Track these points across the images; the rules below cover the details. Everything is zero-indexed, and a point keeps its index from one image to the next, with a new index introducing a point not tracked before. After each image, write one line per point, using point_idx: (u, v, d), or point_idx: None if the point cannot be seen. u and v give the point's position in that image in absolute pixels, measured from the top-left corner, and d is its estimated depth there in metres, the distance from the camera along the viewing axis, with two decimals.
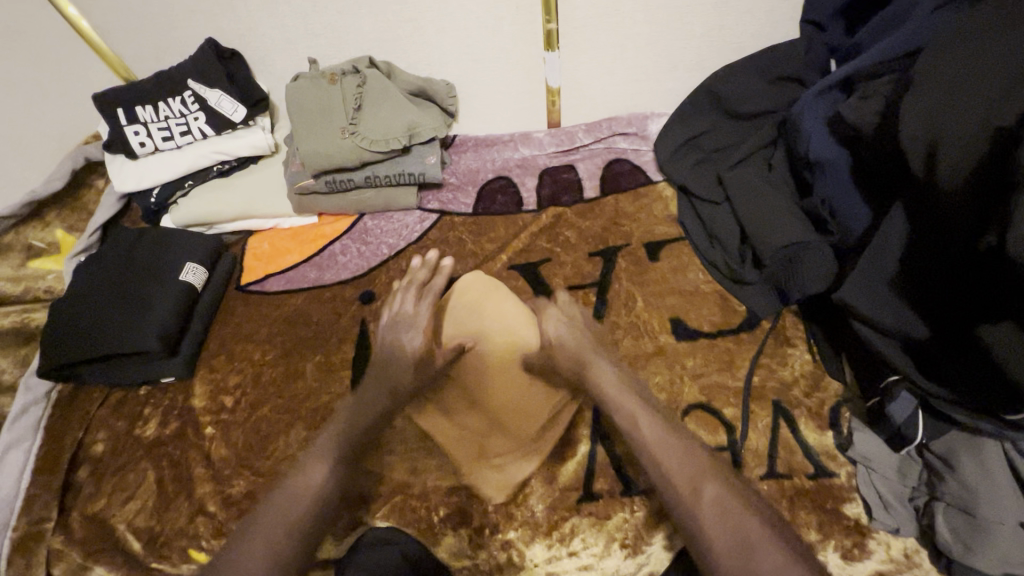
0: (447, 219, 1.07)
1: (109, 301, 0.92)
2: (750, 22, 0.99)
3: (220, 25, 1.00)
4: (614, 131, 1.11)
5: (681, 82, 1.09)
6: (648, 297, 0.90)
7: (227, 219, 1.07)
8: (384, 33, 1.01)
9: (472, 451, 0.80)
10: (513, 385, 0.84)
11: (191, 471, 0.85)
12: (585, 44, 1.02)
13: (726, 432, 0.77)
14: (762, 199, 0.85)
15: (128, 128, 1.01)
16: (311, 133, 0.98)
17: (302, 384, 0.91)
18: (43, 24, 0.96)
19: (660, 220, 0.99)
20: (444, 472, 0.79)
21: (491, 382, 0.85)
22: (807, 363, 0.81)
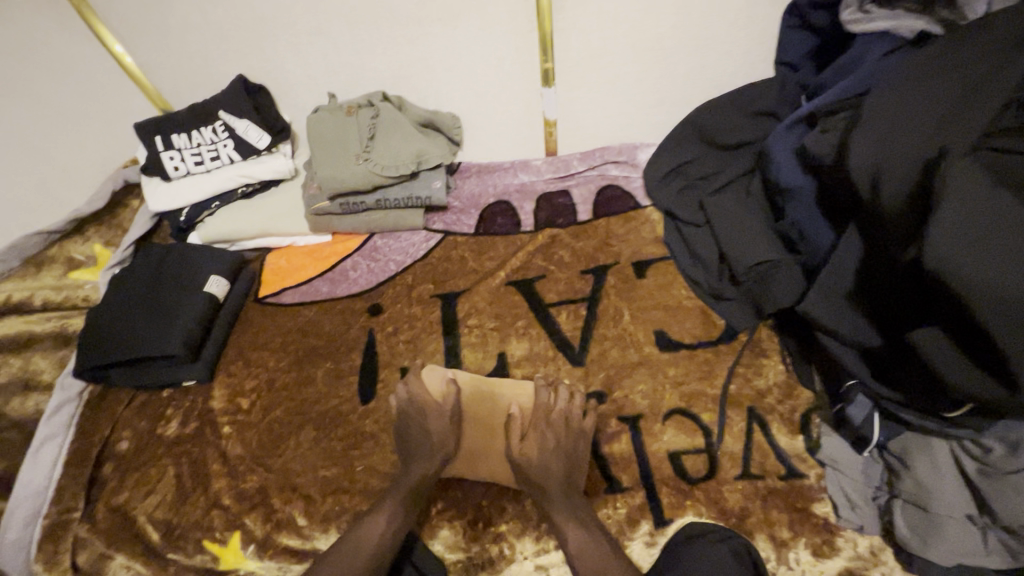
0: (450, 238, 1.15)
1: (139, 310, 1.01)
2: (730, 62, 1.09)
3: (250, 63, 1.11)
4: (606, 159, 1.20)
5: (668, 115, 1.19)
6: (635, 312, 0.97)
7: (248, 236, 1.17)
8: (398, 71, 1.12)
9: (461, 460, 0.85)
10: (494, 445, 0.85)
11: (208, 468, 0.92)
12: (579, 81, 1.12)
13: (704, 435, 0.82)
14: (737, 221, 0.93)
15: (164, 153, 1.11)
16: (328, 159, 1.07)
17: (313, 389, 0.98)
18: (94, 61, 1.08)
19: (647, 242, 1.07)
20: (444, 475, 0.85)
21: (486, 415, 0.88)
22: (781, 373, 0.87)
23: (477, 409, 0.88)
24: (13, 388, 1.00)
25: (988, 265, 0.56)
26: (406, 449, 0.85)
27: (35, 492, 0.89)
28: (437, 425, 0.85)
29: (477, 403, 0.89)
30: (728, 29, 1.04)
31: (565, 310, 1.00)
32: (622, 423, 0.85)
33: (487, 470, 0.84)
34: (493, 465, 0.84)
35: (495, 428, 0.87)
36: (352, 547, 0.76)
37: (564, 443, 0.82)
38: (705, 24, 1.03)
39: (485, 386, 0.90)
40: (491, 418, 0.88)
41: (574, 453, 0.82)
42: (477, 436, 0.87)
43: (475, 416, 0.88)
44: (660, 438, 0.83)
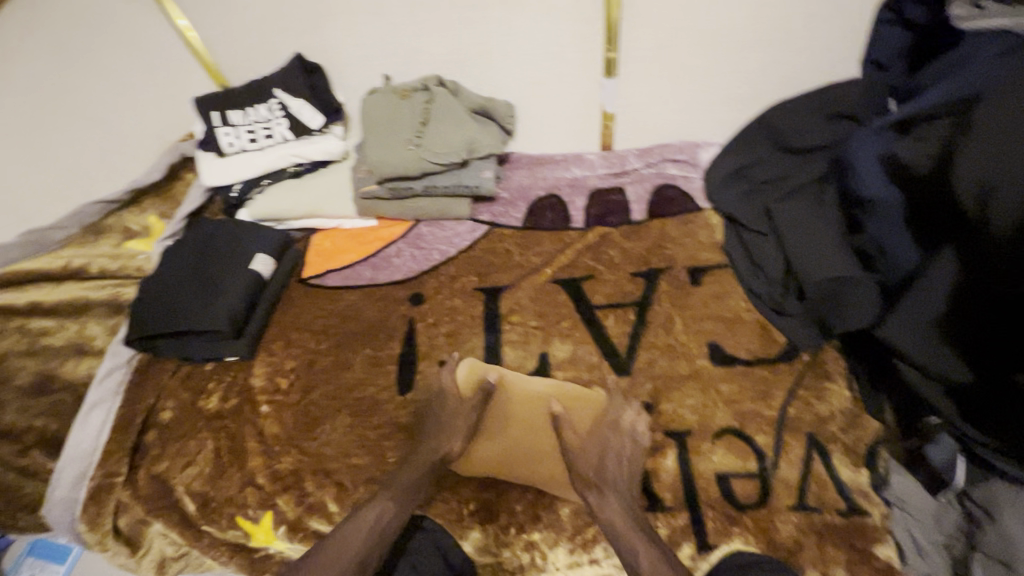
0: (496, 230, 1.12)
1: (187, 283, 1.02)
2: (808, 58, 1.02)
3: (308, 41, 1.11)
4: (665, 157, 1.14)
5: (735, 114, 1.11)
6: (687, 321, 0.92)
7: (295, 216, 1.17)
8: (455, 55, 1.10)
9: (492, 453, 0.83)
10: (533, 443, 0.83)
11: (245, 445, 0.92)
12: (643, 73, 1.07)
13: (757, 459, 0.77)
14: (811, 231, 0.86)
15: (221, 129, 1.13)
16: (380, 142, 1.06)
17: (351, 374, 0.97)
18: (160, 34, 1.10)
19: (704, 247, 1.01)
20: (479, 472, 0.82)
21: (528, 411, 0.86)
22: (845, 400, 0.80)
23: (516, 407, 0.87)
24: (66, 351, 1.00)
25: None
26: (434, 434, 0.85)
27: (83, 455, 0.91)
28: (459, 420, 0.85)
29: (514, 396, 0.88)
30: (807, 23, 0.97)
31: (613, 313, 0.96)
32: (667, 438, 0.81)
33: (523, 469, 0.81)
34: (542, 468, 0.81)
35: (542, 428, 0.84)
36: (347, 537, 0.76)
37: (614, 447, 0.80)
38: (781, 16, 0.97)
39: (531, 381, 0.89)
40: (530, 416, 0.86)
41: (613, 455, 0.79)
42: (514, 430, 0.85)
43: (514, 414, 0.87)
44: (708, 459, 0.78)
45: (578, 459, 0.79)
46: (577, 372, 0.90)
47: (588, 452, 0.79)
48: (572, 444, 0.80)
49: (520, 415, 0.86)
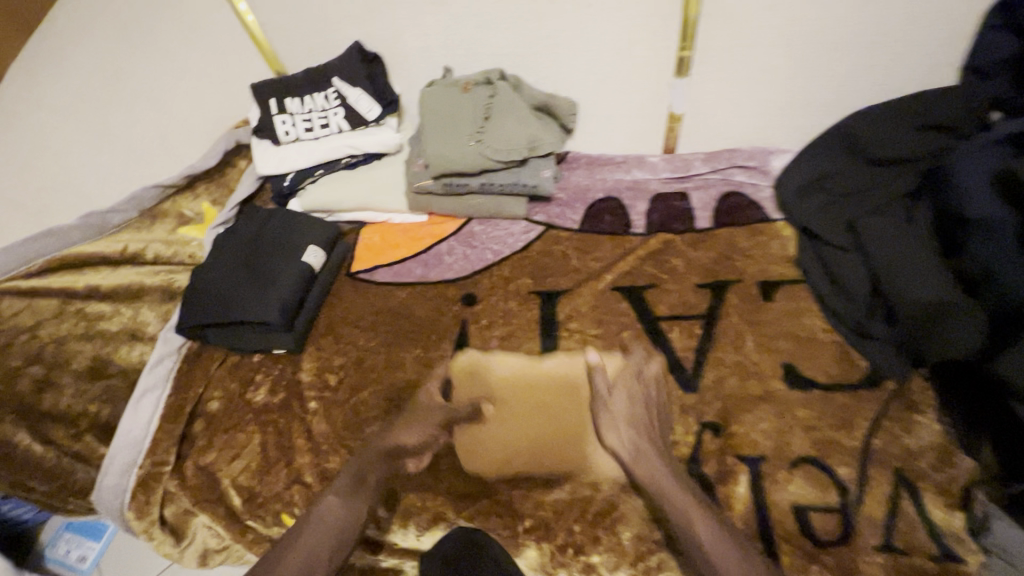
0: (553, 232, 1.08)
1: (239, 273, 1.00)
2: (899, 65, 0.95)
3: (369, 30, 1.08)
4: (733, 163, 1.09)
5: (813, 120, 1.05)
6: (759, 338, 0.87)
7: (347, 208, 1.14)
8: (519, 49, 1.05)
9: (513, 443, 0.82)
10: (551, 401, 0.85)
11: (293, 441, 0.90)
12: (716, 73, 1.01)
13: (838, 492, 0.71)
14: (904, 254, 0.81)
15: (278, 117, 1.11)
16: (439, 136, 1.03)
17: (402, 374, 0.94)
18: (220, 19, 1.08)
19: (777, 260, 0.96)
20: (496, 430, 0.84)
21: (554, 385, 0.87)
22: (936, 434, 0.74)
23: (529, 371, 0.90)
24: (120, 336, 1.00)
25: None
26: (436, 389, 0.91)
27: (133, 441, 0.90)
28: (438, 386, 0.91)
29: (523, 377, 0.89)
30: (906, 26, 0.90)
31: (677, 326, 0.91)
32: (739, 462, 0.76)
33: (555, 443, 0.81)
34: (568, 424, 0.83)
35: (578, 385, 0.86)
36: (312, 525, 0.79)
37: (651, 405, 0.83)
38: (877, 19, 0.90)
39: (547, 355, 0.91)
40: (553, 378, 0.88)
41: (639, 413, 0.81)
42: (528, 401, 0.86)
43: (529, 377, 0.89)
44: (785, 488, 0.73)
45: (616, 415, 0.81)
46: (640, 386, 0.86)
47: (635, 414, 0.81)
48: (608, 397, 0.83)
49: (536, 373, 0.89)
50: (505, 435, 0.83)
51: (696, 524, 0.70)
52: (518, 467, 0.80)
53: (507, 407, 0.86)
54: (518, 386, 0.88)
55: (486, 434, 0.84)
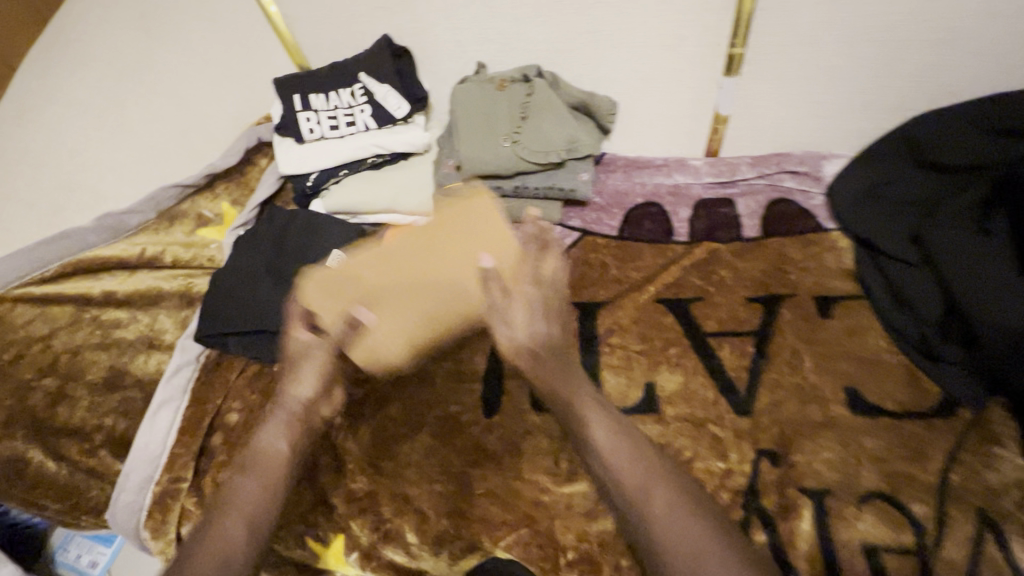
0: (590, 239, 1.02)
1: (262, 279, 0.94)
2: (973, 64, 0.88)
3: (399, 23, 1.03)
4: (782, 168, 1.03)
5: (870, 123, 0.99)
6: (817, 359, 0.81)
7: (372, 211, 1.08)
8: (557, 44, 0.99)
9: (401, 329, 0.81)
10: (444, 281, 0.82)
11: (317, 459, 0.85)
12: (769, 71, 0.95)
13: (914, 533, 0.66)
14: (988, 276, 0.74)
15: (301, 113, 1.06)
16: (472, 136, 0.97)
17: (432, 389, 0.89)
18: (243, 10, 1.02)
19: (833, 274, 0.90)
20: (393, 322, 0.83)
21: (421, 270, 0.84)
22: (1019, 470, 0.68)
23: (387, 265, 0.84)
24: (137, 344, 0.96)
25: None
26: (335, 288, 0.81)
27: (151, 457, 0.85)
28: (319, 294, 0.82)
29: (409, 269, 0.84)
30: (983, 23, 0.84)
31: (728, 343, 0.85)
32: (801, 495, 0.70)
33: (449, 320, 0.83)
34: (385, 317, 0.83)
35: (460, 280, 0.82)
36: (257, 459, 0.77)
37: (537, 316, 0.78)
38: (950, 15, 0.84)
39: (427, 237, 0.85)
40: (440, 268, 0.83)
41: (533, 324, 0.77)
42: (404, 291, 0.83)
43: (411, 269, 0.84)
44: (854, 527, 0.67)
45: (517, 321, 0.76)
46: (690, 408, 0.80)
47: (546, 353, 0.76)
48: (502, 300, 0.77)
49: (389, 263, 0.84)
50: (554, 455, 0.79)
51: (598, 436, 0.70)
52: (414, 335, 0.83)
53: (387, 299, 0.82)
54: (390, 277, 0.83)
55: (388, 329, 0.82)
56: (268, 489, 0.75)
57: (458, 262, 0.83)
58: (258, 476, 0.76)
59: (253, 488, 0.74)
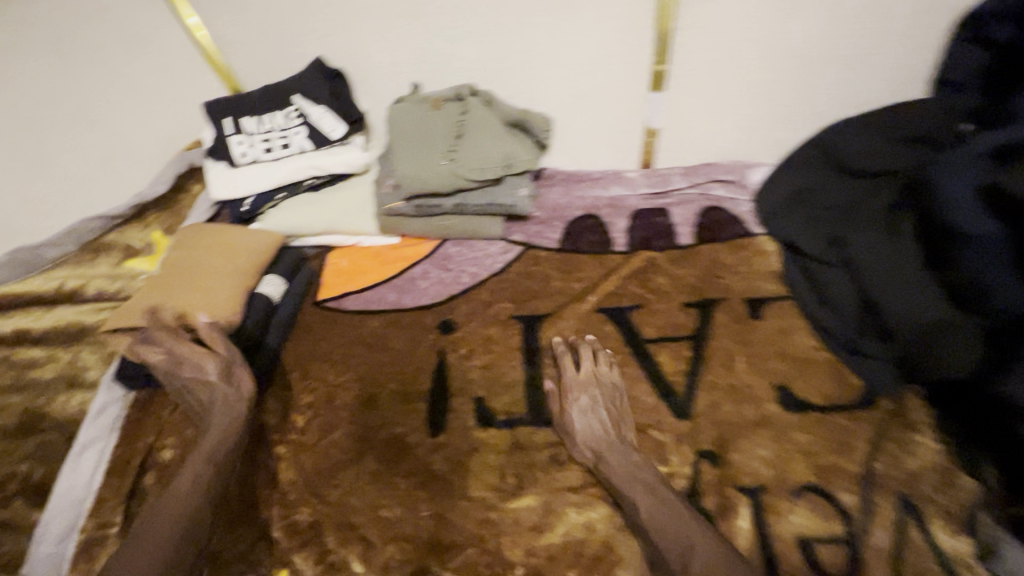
0: (532, 253, 1.04)
1: (182, 296, 0.90)
2: (876, 77, 0.95)
3: (332, 46, 1.02)
4: (712, 177, 1.07)
5: (789, 133, 1.05)
6: (750, 359, 0.84)
7: (311, 232, 1.08)
8: (490, 63, 1.01)
9: (151, 303, 0.90)
10: (182, 263, 0.95)
11: (257, 492, 0.81)
12: (693, 86, 1.00)
13: (842, 522, 0.68)
14: (895, 270, 0.78)
15: (233, 137, 1.04)
16: (408, 156, 0.97)
17: (376, 412, 0.87)
18: (166, 31, 0.99)
19: (762, 276, 0.94)
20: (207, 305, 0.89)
21: (210, 260, 0.95)
22: (936, 455, 0.72)
23: (199, 260, 0.95)
24: (57, 385, 0.91)
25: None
26: (205, 285, 0.91)
27: (75, 502, 0.79)
28: (208, 287, 0.91)
29: (170, 265, 0.95)
30: (883, 38, 0.90)
31: (667, 349, 0.87)
32: (739, 494, 0.72)
33: (162, 300, 0.90)
34: (192, 298, 0.90)
35: (178, 261, 0.95)
36: (192, 471, 0.76)
37: (602, 402, 0.81)
38: (852, 34, 0.90)
39: (174, 253, 0.97)
40: (175, 258, 0.96)
41: (601, 414, 0.79)
42: (198, 272, 0.93)
43: (179, 262, 0.95)
44: (788, 520, 0.69)
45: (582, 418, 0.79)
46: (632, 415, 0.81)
47: (592, 421, 0.78)
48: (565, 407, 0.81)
49: (204, 259, 0.95)
50: (501, 471, 0.79)
51: (639, 504, 0.69)
52: (226, 304, 0.90)
53: (199, 287, 0.91)
54: (154, 282, 0.94)
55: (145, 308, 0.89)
56: (195, 501, 0.73)
57: (197, 252, 0.96)
58: (181, 497, 0.73)
59: (179, 507, 0.72)
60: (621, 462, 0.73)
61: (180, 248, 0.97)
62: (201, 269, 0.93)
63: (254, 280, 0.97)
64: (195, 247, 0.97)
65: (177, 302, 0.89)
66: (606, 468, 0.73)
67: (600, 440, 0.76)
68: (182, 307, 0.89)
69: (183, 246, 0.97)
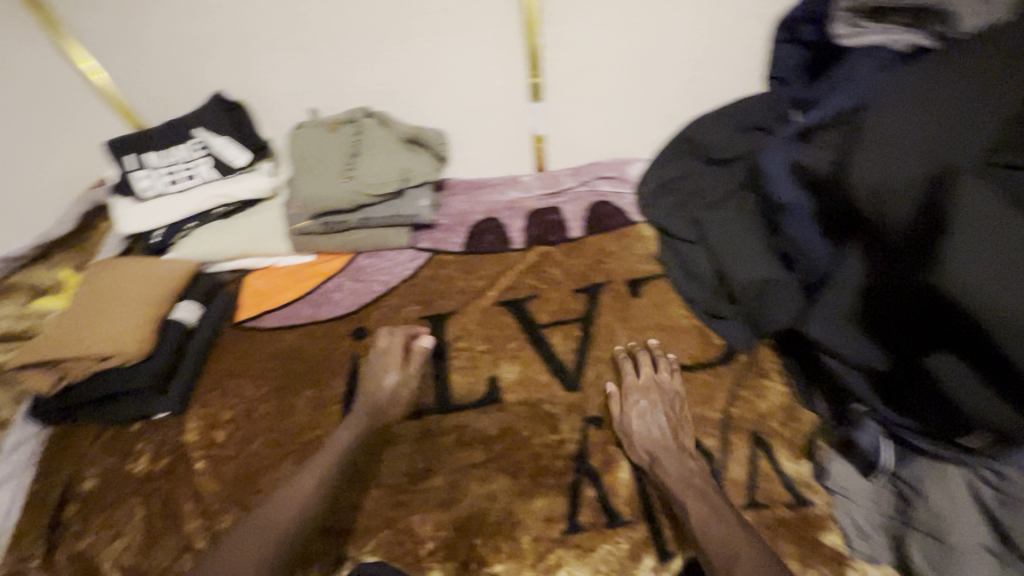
0: (438, 257, 1.11)
1: (89, 329, 0.92)
2: (721, 77, 1.09)
3: (229, 79, 1.08)
4: (596, 175, 1.19)
5: (657, 130, 1.17)
6: (630, 333, 0.94)
7: (226, 258, 1.12)
8: (381, 86, 1.10)
9: (59, 340, 0.91)
10: (93, 299, 0.97)
11: (180, 507, 0.85)
12: (567, 95, 1.11)
13: (705, 462, 0.79)
14: (735, 238, 0.89)
15: (136, 173, 1.08)
16: (309, 177, 1.04)
17: (294, 419, 0.92)
18: (61, 76, 1.04)
19: (641, 259, 1.05)
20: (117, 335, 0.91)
21: (120, 293, 0.97)
22: (784, 395, 0.84)
23: (109, 293, 0.97)
24: None
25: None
26: (114, 316, 0.93)
27: None
28: (118, 320, 0.93)
29: (80, 303, 0.97)
30: (715, 43, 1.04)
31: (559, 331, 0.97)
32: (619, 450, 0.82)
33: (71, 336, 0.91)
34: (101, 331, 0.91)
35: (88, 298, 0.97)
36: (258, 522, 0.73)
37: (663, 408, 0.83)
38: (691, 43, 1.04)
39: (84, 289, 0.99)
40: (86, 294, 0.98)
41: (662, 421, 0.81)
42: (108, 305, 0.95)
43: (89, 298, 0.97)
44: None
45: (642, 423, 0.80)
46: (528, 393, 0.90)
47: (656, 426, 0.80)
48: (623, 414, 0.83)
49: (114, 293, 0.97)
50: (413, 458, 0.85)
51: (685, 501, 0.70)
52: (138, 330, 0.92)
53: (108, 320, 0.93)
54: (63, 319, 0.95)
55: (52, 346, 0.90)
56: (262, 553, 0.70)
57: (107, 286, 0.98)
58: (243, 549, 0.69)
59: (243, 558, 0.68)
60: (676, 465, 0.75)
61: (91, 284, 0.99)
62: (110, 302, 0.95)
63: (166, 307, 0.99)
64: (105, 282, 0.99)
65: (85, 336, 0.91)
66: (661, 471, 0.75)
67: (656, 444, 0.78)
68: (89, 342, 0.90)
69: (94, 281, 1.00)
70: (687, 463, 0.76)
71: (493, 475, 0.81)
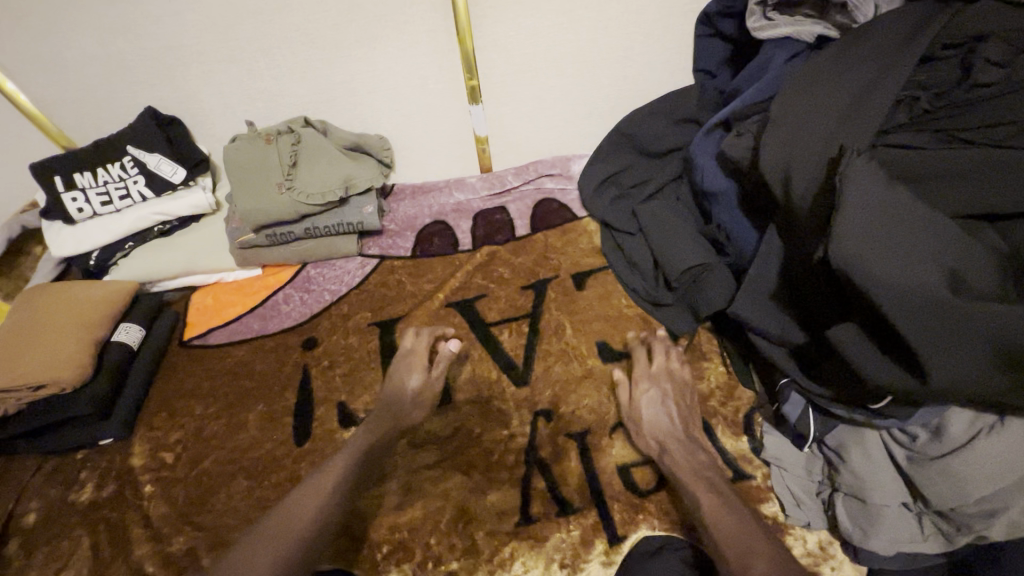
0: (387, 262, 1.12)
1: (22, 359, 0.89)
2: (652, 73, 1.12)
3: (160, 94, 1.06)
4: (540, 173, 1.21)
5: (596, 126, 1.21)
6: (576, 325, 0.96)
7: (169, 277, 1.10)
8: (319, 95, 1.09)
9: None
10: (27, 328, 0.93)
11: (129, 533, 0.83)
12: (506, 95, 1.12)
13: None
14: (669, 227, 0.93)
15: (66, 195, 1.04)
16: (248, 191, 1.02)
17: (245, 434, 0.91)
18: None
19: (586, 252, 1.07)
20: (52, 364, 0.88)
21: (54, 319, 0.93)
22: (723, 375, 0.88)
23: (42, 321, 0.94)
24: None
25: (905, 262, 0.55)
26: (48, 343, 0.90)
27: None
28: (52, 346, 0.89)
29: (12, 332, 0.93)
30: (643, 41, 1.06)
31: (508, 328, 0.98)
32: (569, 440, 0.84)
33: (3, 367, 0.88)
34: (35, 359, 0.88)
35: (20, 327, 0.94)
36: (276, 535, 0.71)
37: (669, 399, 0.83)
38: (621, 41, 1.06)
39: (17, 318, 0.96)
40: (19, 322, 0.95)
41: (670, 409, 0.81)
42: (42, 333, 0.92)
43: (22, 327, 0.94)
44: (609, 453, 0.82)
45: (656, 413, 0.81)
46: (479, 391, 0.91)
47: (665, 417, 0.80)
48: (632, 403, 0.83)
49: (48, 320, 0.94)
50: None
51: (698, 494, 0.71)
52: (76, 356, 0.89)
53: (42, 347, 0.89)
54: None
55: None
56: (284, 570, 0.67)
57: (41, 314, 0.95)
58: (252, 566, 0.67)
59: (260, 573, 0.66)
60: (687, 458, 0.76)
61: (24, 313, 0.96)
62: (43, 329, 0.92)
63: (105, 330, 0.96)
64: (39, 310, 0.96)
65: (17, 365, 0.88)
66: (671, 461, 0.76)
67: (670, 435, 0.79)
68: (22, 371, 0.87)
69: (26, 309, 0.97)
70: (697, 453, 0.77)
71: (448, 474, 0.82)
